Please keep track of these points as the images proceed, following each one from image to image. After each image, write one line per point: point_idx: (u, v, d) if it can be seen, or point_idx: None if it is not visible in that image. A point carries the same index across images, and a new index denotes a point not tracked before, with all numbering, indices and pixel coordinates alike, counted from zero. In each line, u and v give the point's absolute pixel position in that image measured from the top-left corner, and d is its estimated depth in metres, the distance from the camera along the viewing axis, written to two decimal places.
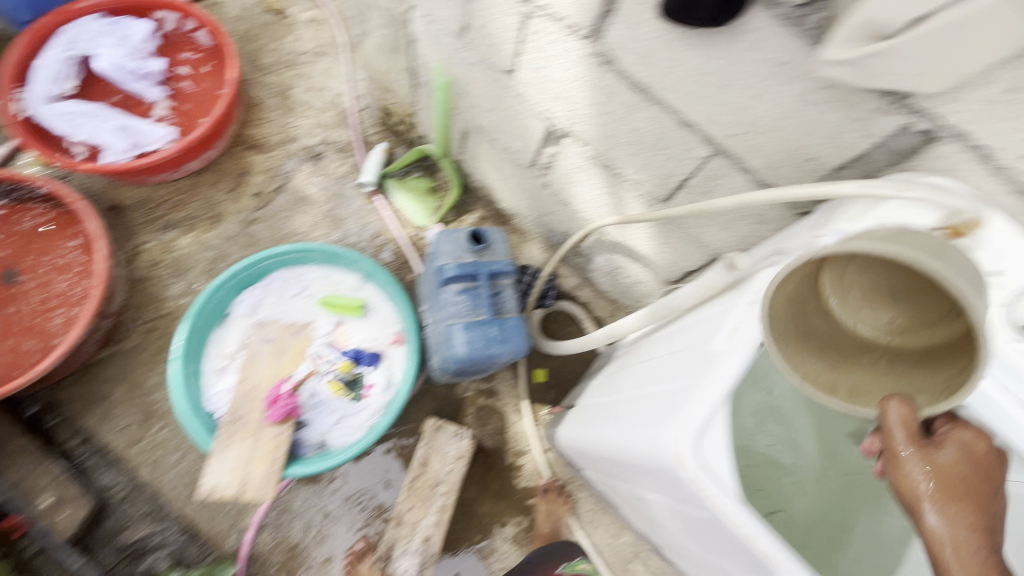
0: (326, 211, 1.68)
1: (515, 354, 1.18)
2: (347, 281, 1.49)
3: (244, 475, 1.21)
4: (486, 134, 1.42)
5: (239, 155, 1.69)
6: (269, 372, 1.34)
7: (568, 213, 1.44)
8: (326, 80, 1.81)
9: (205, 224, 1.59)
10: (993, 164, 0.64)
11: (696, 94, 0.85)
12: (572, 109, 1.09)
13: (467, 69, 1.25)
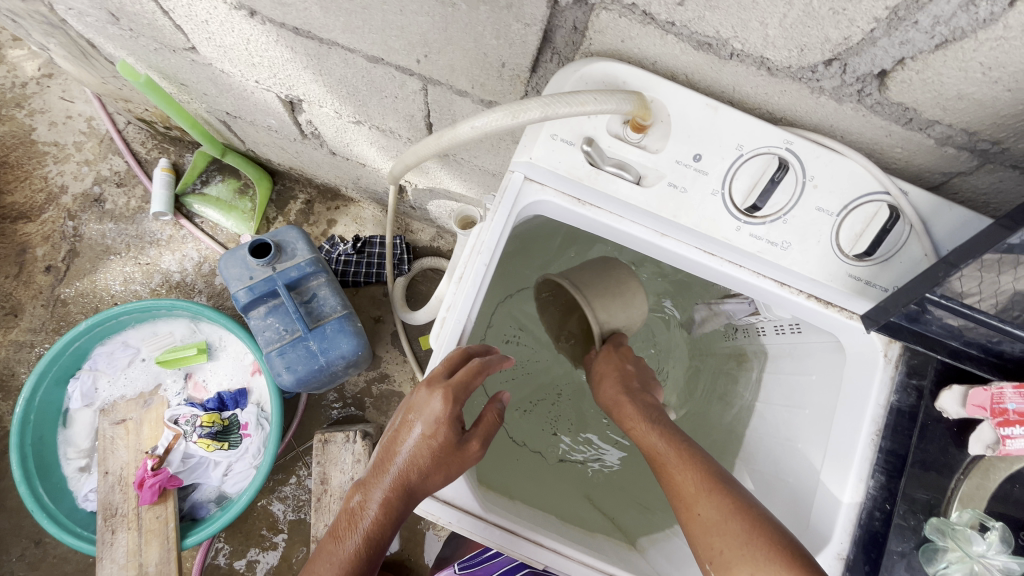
0: (133, 256, 1.48)
1: (347, 357, 1.09)
2: (179, 330, 1.35)
3: (140, 567, 1.17)
4: (239, 118, 1.20)
5: (9, 231, 1.46)
6: (131, 456, 1.25)
7: (372, 175, 1.27)
8: (68, 106, 1.53)
9: (6, 321, 1.41)
10: (658, 21, 0.49)
11: (351, 25, 0.67)
12: (276, 72, 0.89)
13: (153, 55, 1.01)
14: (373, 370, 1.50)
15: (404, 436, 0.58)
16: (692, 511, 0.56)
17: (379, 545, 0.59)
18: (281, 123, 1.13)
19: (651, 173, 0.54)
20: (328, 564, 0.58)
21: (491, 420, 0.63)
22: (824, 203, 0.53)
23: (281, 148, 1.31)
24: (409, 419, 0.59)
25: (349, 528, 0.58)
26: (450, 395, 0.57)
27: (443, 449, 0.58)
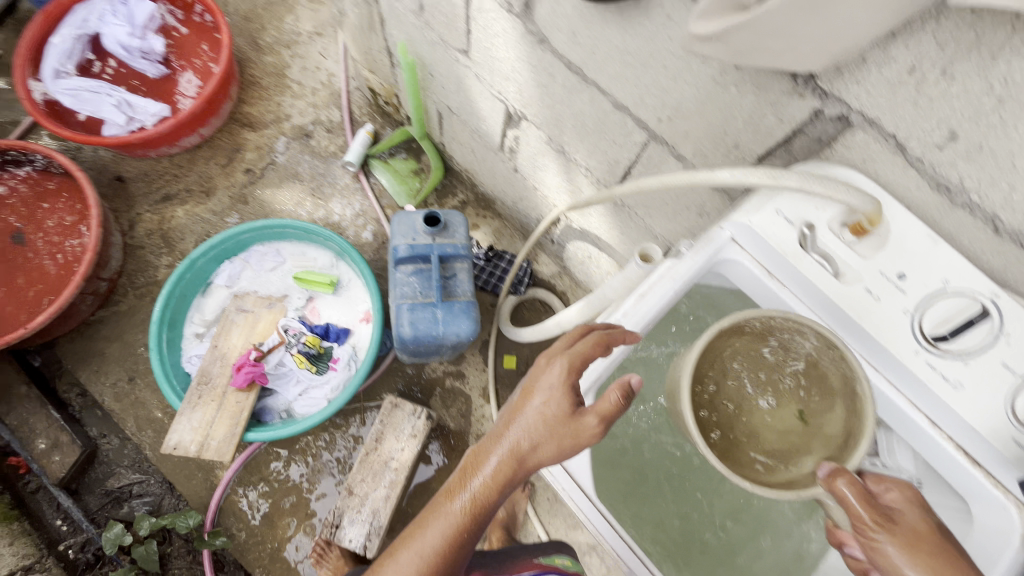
0: (310, 185, 1.72)
1: (463, 337, 1.19)
2: (322, 259, 1.53)
3: (206, 438, 1.27)
4: (456, 116, 1.40)
5: (234, 132, 1.75)
6: (241, 340, 1.41)
7: (537, 200, 1.41)
8: (320, 60, 1.85)
9: (199, 200, 1.68)
10: (909, 155, 0.57)
11: (622, 74, 0.81)
12: (523, 91, 1.06)
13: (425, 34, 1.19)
14: (455, 364, 1.58)
15: (523, 405, 0.65)
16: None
17: (485, 507, 0.65)
18: (489, 128, 1.30)
19: (852, 274, 0.60)
20: (442, 519, 0.65)
21: (602, 410, 0.62)
22: (1011, 361, 0.56)
23: (472, 150, 1.50)
24: (530, 392, 0.66)
25: (461, 485, 0.66)
26: (572, 363, 0.65)
27: (557, 418, 0.63)
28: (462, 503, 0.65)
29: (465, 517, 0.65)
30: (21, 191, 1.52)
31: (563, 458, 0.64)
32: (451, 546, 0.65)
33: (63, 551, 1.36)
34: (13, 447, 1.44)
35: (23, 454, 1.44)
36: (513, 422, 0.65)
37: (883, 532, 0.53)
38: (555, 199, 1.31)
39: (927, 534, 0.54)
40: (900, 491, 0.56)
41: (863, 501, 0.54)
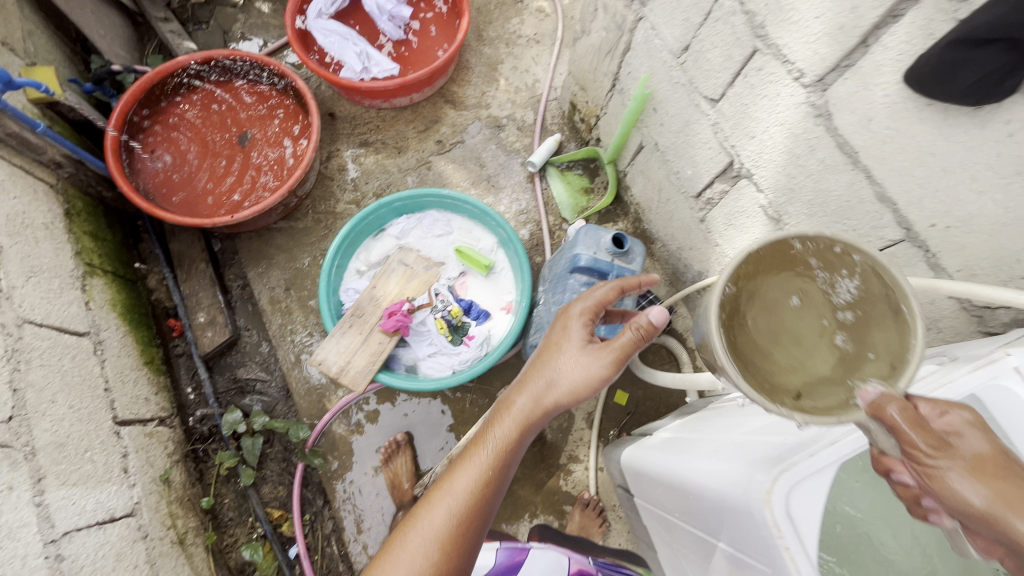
0: (487, 171, 1.82)
1: None
2: (485, 241, 1.61)
3: (346, 365, 1.36)
4: (662, 154, 1.44)
5: (437, 104, 1.88)
6: (396, 290, 1.51)
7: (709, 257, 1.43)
8: (530, 64, 1.95)
9: (390, 154, 1.82)
10: None
11: (910, 171, 0.80)
12: (761, 157, 1.10)
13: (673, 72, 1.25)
14: None
15: (551, 350, 0.96)
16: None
17: (512, 448, 0.92)
18: (695, 176, 1.33)
19: None
20: (478, 462, 0.90)
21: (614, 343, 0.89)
22: None
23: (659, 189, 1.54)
24: (555, 345, 0.96)
25: (494, 434, 0.93)
26: (588, 308, 0.97)
27: (576, 352, 0.93)
28: (499, 436, 0.92)
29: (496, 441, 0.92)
30: (260, 100, 1.73)
31: (578, 391, 0.92)
32: (486, 480, 0.89)
33: (186, 416, 1.51)
34: (177, 311, 1.61)
35: (180, 319, 1.61)
36: (539, 367, 0.96)
37: (940, 457, 0.48)
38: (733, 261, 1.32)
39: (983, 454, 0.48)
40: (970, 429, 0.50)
41: (915, 426, 0.49)
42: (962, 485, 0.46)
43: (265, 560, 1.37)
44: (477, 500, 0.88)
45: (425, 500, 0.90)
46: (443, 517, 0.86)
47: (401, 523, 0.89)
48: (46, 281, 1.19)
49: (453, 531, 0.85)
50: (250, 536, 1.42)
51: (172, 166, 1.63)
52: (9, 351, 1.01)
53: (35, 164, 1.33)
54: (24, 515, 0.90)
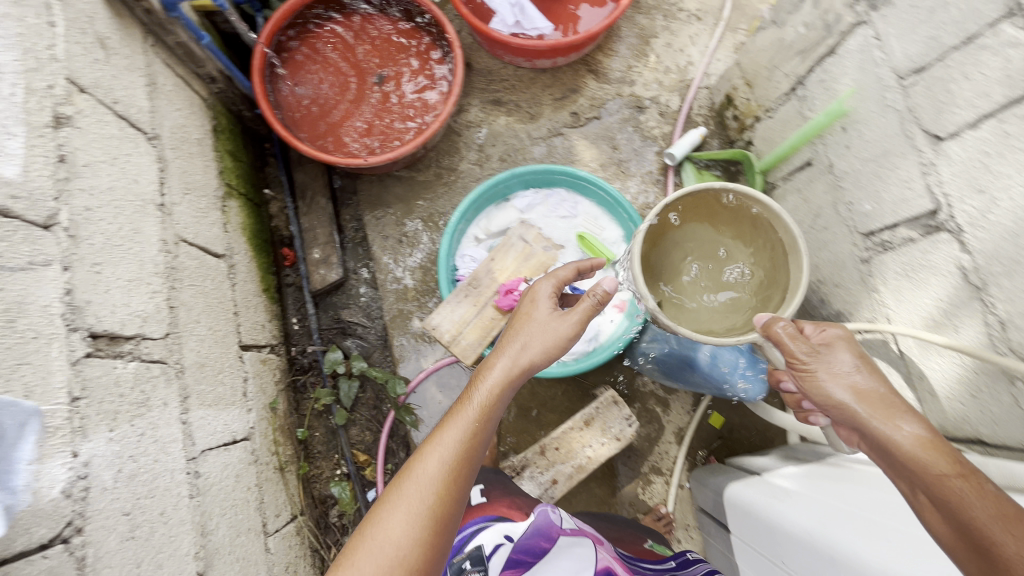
0: (619, 155, 1.71)
1: (747, 397, 1.14)
2: (609, 232, 1.54)
3: (457, 335, 1.35)
4: (834, 178, 1.29)
5: (579, 73, 1.75)
6: (513, 267, 1.44)
7: (856, 301, 1.30)
8: (686, 43, 1.78)
9: (522, 119, 1.73)
10: None
11: None
12: (987, 212, 0.93)
13: (888, 92, 1.09)
14: (665, 391, 1.54)
15: (522, 319, 0.94)
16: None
17: (489, 410, 0.86)
18: (874, 213, 1.19)
19: None
20: (459, 423, 0.84)
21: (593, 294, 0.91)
22: None
23: (814, 214, 1.40)
24: (524, 314, 0.95)
25: (470, 395, 0.88)
26: (555, 283, 0.99)
27: (551, 316, 0.93)
28: (473, 392, 0.88)
29: (487, 396, 0.86)
30: (402, 39, 1.66)
31: (550, 349, 0.90)
32: (472, 439, 0.83)
33: (290, 346, 1.56)
34: (292, 240, 1.63)
35: (294, 250, 1.63)
36: (513, 334, 0.93)
37: (812, 360, 0.75)
38: (890, 312, 1.19)
39: (853, 364, 0.74)
40: (845, 340, 0.76)
41: (792, 337, 0.76)
42: (822, 375, 0.74)
43: (348, 498, 1.43)
44: (469, 456, 0.82)
45: (410, 463, 0.81)
46: (435, 467, 0.80)
47: (386, 488, 0.79)
48: (196, 199, 1.21)
49: (444, 488, 0.79)
50: (335, 472, 1.49)
51: (309, 94, 1.61)
52: (168, 269, 1.03)
53: (194, 76, 1.32)
54: (173, 431, 0.94)
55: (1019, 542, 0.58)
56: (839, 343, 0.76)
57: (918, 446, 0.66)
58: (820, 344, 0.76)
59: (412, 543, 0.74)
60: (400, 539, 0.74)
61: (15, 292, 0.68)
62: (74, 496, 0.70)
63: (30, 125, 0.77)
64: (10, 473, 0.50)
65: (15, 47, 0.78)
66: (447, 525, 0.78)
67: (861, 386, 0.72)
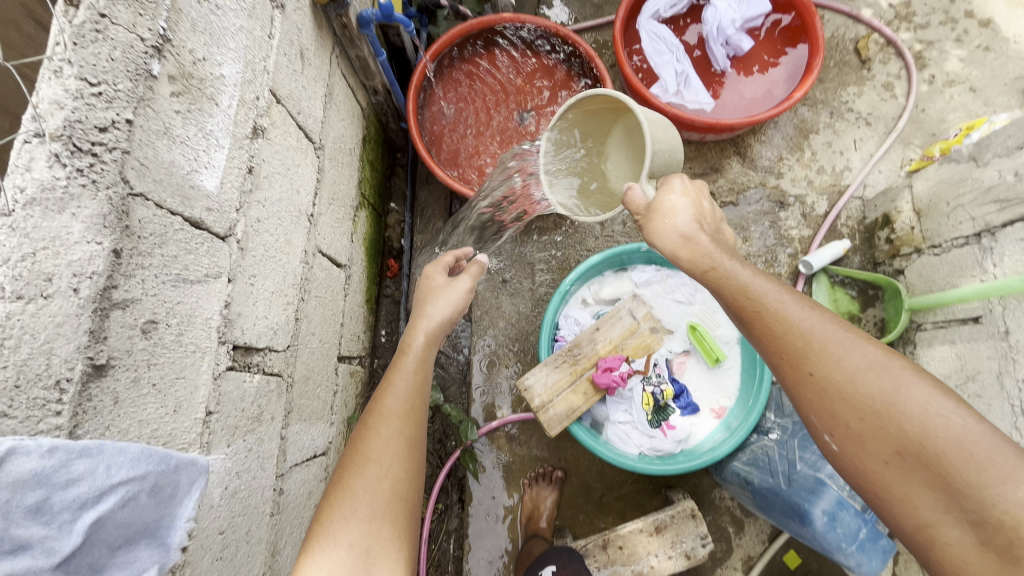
0: (747, 248, 1.61)
1: (860, 571, 0.99)
2: (724, 330, 1.44)
3: (547, 402, 1.30)
4: (1007, 346, 1.15)
5: (725, 152, 1.67)
6: (616, 342, 1.38)
7: None
8: (849, 147, 1.66)
9: None
10: None
11: None
12: None
13: None
14: (742, 511, 1.42)
15: (426, 295, 1.08)
16: (813, 368, 0.70)
17: (424, 358, 0.98)
18: None
19: None
20: (408, 374, 0.93)
21: (472, 273, 1.10)
22: None
23: (965, 375, 1.25)
24: (428, 291, 1.09)
25: (404, 352, 0.97)
26: (444, 262, 1.15)
27: (453, 289, 1.07)
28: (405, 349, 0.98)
29: (422, 347, 0.99)
30: (557, 84, 1.64)
31: (454, 309, 1.06)
32: (418, 380, 0.93)
33: (374, 358, 1.56)
34: (400, 254, 1.65)
35: (400, 262, 1.64)
36: (417, 313, 1.05)
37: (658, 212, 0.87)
38: None
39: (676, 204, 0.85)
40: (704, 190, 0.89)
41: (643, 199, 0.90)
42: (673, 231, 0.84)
43: None
44: (421, 389, 0.92)
45: (372, 407, 0.88)
46: (397, 399, 0.88)
47: (354, 434, 0.84)
48: (338, 209, 1.23)
49: (406, 415, 0.87)
50: None
51: (454, 118, 1.62)
52: (302, 280, 1.04)
53: (360, 87, 1.36)
54: (272, 446, 0.94)
55: (820, 356, 0.70)
56: (675, 187, 0.87)
57: (715, 253, 0.80)
58: (656, 197, 0.87)
59: (392, 459, 0.80)
60: (381, 457, 0.80)
61: (189, 304, 0.69)
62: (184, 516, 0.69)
63: (235, 136, 0.79)
64: (168, 529, 0.49)
65: (241, 60, 0.81)
66: (415, 446, 0.85)
67: (686, 223, 0.83)
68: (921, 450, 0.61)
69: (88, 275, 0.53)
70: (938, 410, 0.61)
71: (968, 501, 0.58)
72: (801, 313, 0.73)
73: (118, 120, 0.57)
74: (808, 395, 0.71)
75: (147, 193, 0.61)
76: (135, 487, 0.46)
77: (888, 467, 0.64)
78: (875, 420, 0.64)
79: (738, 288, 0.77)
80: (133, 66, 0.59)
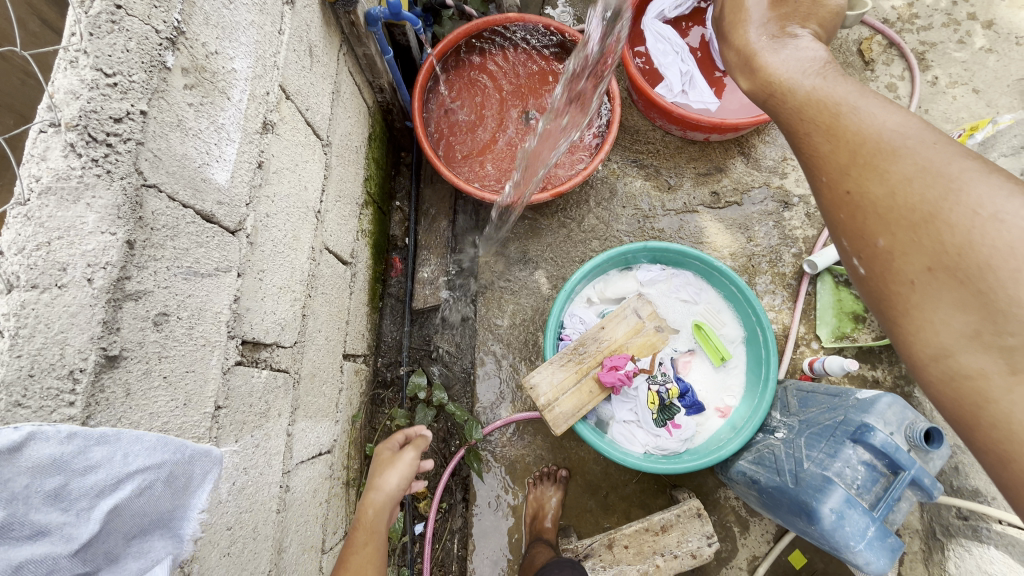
0: (751, 247, 1.61)
1: (867, 569, 0.99)
2: (729, 329, 1.44)
3: (552, 401, 1.29)
4: None
5: (729, 152, 1.68)
6: (622, 341, 1.37)
7: None
8: None
9: (659, 186, 1.67)
10: None
11: None
12: None
13: None
14: (747, 510, 1.42)
15: (378, 465, 1.17)
16: (852, 184, 0.53)
17: (375, 528, 1.06)
18: None
19: None
20: (363, 546, 1.01)
21: (417, 444, 1.21)
22: None
23: None
24: (380, 460, 1.18)
25: (358, 526, 1.06)
26: (398, 434, 1.25)
27: (402, 457, 1.17)
28: (355, 524, 1.07)
29: (371, 520, 1.06)
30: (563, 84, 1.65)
31: (404, 476, 1.14)
32: (372, 552, 1.01)
33: (378, 357, 1.56)
34: (405, 253, 1.65)
35: (404, 262, 1.64)
36: (368, 486, 1.15)
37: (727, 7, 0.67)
38: None
39: (742, 4, 0.64)
40: None
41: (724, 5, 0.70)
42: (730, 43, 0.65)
43: (398, 531, 1.39)
44: (374, 562, 1.00)
45: None
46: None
47: None
48: (343, 206, 1.22)
49: None
50: None
51: (459, 116, 1.62)
52: (309, 276, 1.04)
53: (367, 84, 1.36)
54: (279, 443, 0.93)
55: (863, 168, 0.52)
56: None
57: (784, 66, 0.60)
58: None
59: None
60: None
61: (199, 298, 0.69)
62: None
63: (246, 130, 0.80)
64: (182, 520, 0.49)
65: (252, 55, 0.81)
66: None
67: (752, 35, 0.62)
68: (959, 263, 0.45)
69: (102, 266, 0.53)
70: (999, 212, 0.43)
71: (1018, 331, 0.42)
72: (857, 114, 0.54)
73: (132, 111, 0.57)
74: (842, 219, 0.54)
75: (159, 184, 0.61)
76: (151, 476, 0.46)
77: (915, 293, 0.48)
78: (909, 233, 0.48)
79: (787, 101, 0.59)
80: (148, 57, 0.59)
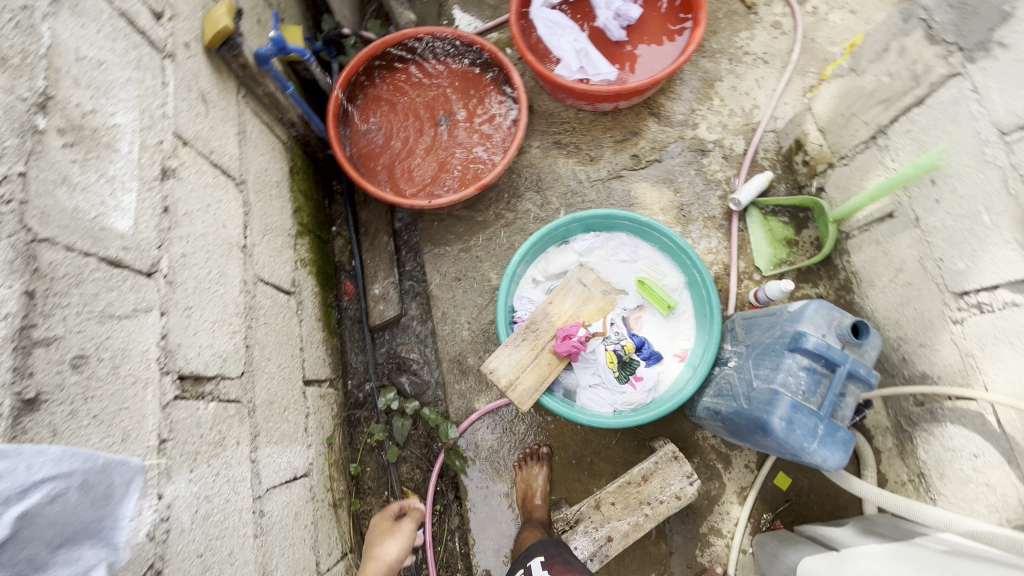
0: (679, 199, 1.68)
1: (825, 466, 1.05)
2: (670, 278, 1.50)
3: (514, 380, 1.34)
4: (920, 231, 1.23)
5: (640, 115, 1.76)
6: (571, 311, 1.42)
7: (939, 356, 1.22)
8: (754, 86, 1.75)
9: (582, 160, 1.74)
10: None
11: None
12: None
13: (985, 144, 1.03)
14: (726, 446, 1.46)
15: (375, 535, 1.24)
16: None
17: None
18: (968, 272, 1.12)
19: None
20: None
21: (412, 516, 1.29)
22: None
23: (895, 268, 1.33)
24: (376, 532, 1.25)
25: None
26: (394, 508, 1.33)
27: (401, 526, 1.24)
28: None
29: None
30: (470, 85, 1.72)
31: (402, 544, 1.20)
32: None
33: (347, 380, 1.58)
34: (354, 275, 1.68)
35: (355, 283, 1.68)
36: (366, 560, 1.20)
37: None
38: (987, 379, 1.11)
39: None
40: None
41: None
42: None
43: None
44: None
45: None
46: None
47: None
48: (274, 239, 1.27)
49: None
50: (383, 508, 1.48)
51: (378, 135, 1.68)
52: (246, 308, 1.08)
53: (277, 122, 1.41)
54: (242, 470, 0.96)
55: None
56: None
57: None
58: None
59: None
60: None
61: (120, 338, 0.73)
62: (152, 541, 0.71)
63: (143, 178, 0.84)
64: (112, 528, 0.56)
65: (135, 108, 0.86)
66: None
67: None
68: None
69: (3, 317, 0.57)
70: None
71: None
72: None
73: (10, 174, 0.61)
74: None
75: (52, 237, 0.65)
76: (61, 485, 0.52)
77: None
78: None
79: None
80: (17, 124, 0.63)
